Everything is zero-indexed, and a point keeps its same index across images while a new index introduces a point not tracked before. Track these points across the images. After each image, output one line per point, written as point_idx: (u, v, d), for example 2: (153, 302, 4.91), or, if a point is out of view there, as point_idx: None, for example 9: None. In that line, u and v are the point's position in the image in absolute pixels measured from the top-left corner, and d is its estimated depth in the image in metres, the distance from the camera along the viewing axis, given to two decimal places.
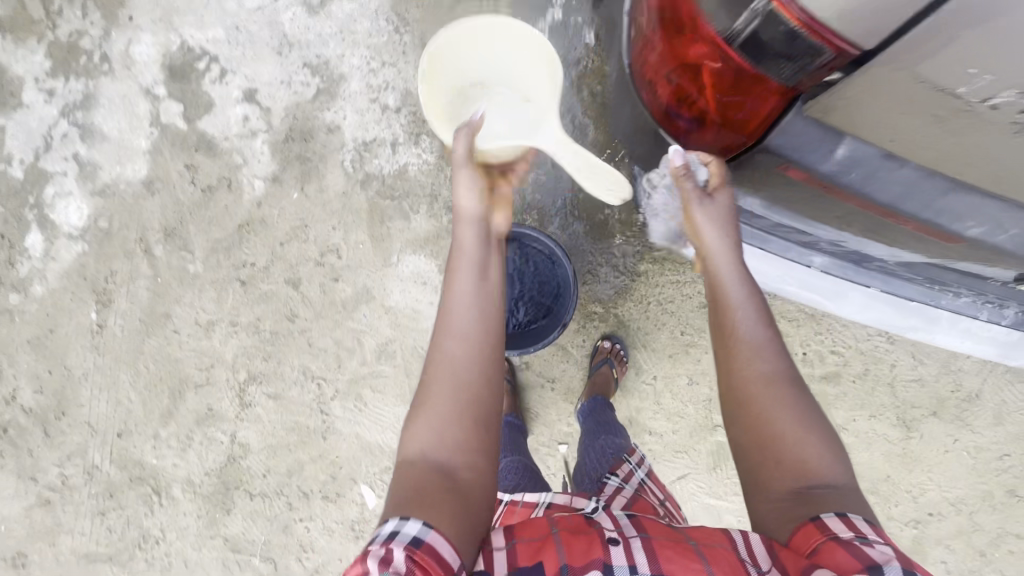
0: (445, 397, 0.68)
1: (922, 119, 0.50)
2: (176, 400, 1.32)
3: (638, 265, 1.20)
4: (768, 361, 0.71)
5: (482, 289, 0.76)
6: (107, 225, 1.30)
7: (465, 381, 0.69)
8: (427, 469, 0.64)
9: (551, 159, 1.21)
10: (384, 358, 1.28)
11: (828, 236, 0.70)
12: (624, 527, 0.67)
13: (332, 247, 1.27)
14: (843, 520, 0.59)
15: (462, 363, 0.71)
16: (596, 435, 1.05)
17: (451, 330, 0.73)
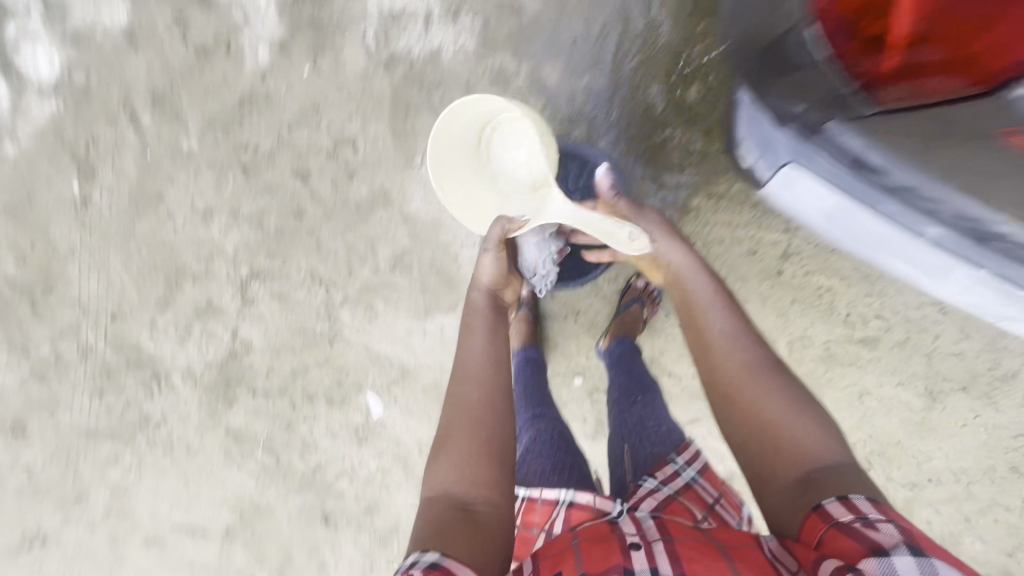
0: (461, 432, 0.68)
1: None
2: (172, 289, 1.23)
3: (690, 200, 1.07)
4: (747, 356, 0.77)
5: (493, 342, 0.80)
6: (84, 81, 1.12)
7: (479, 419, 0.69)
8: (447, 504, 0.63)
9: (611, 61, 1.03)
10: (398, 269, 1.18)
11: (960, 211, 0.64)
12: (646, 530, 0.67)
13: (347, 138, 1.11)
14: (844, 503, 0.61)
15: (478, 403, 0.71)
16: (630, 399, 0.98)
17: (466, 373, 0.74)
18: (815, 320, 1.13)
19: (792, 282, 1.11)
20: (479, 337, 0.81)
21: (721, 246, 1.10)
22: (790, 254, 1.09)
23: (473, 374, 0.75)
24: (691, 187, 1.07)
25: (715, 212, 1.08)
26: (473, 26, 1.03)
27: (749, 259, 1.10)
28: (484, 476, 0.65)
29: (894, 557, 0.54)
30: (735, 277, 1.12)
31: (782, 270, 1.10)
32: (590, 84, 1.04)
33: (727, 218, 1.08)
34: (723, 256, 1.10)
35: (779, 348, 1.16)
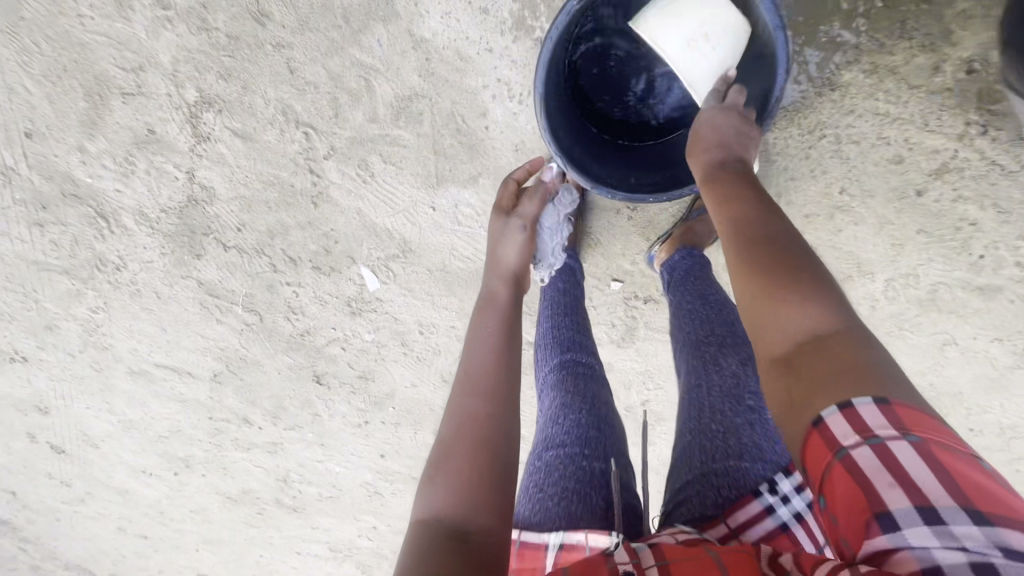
0: (463, 448, 0.55)
1: None
2: (98, 107, 0.91)
3: (838, 72, 0.73)
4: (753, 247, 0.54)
5: (504, 339, 0.67)
6: None
7: (486, 435, 0.56)
8: (440, 533, 0.49)
9: None
10: (404, 117, 0.87)
11: None
12: (642, 557, 0.46)
13: None
14: (847, 419, 0.41)
15: (486, 416, 0.58)
16: (710, 364, 0.65)
17: (469, 380, 0.62)
18: (934, 258, 0.88)
19: (929, 209, 0.82)
20: (491, 328, 0.68)
21: (857, 146, 0.78)
22: (947, 171, 0.78)
23: (483, 384, 0.61)
24: (846, 51, 0.72)
25: (868, 95, 0.74)
26: None
27: (885, 170, 0.80)
28: (486, 498, 0.52)
29: (906, 524, 0.37)
30: (857, 191, 0.82)
31: (924, 190, 0.81)
32: None
33: (882, 107, 0.75)
34: (853, 161, 0.80)
35: (873, 282, 0.92)
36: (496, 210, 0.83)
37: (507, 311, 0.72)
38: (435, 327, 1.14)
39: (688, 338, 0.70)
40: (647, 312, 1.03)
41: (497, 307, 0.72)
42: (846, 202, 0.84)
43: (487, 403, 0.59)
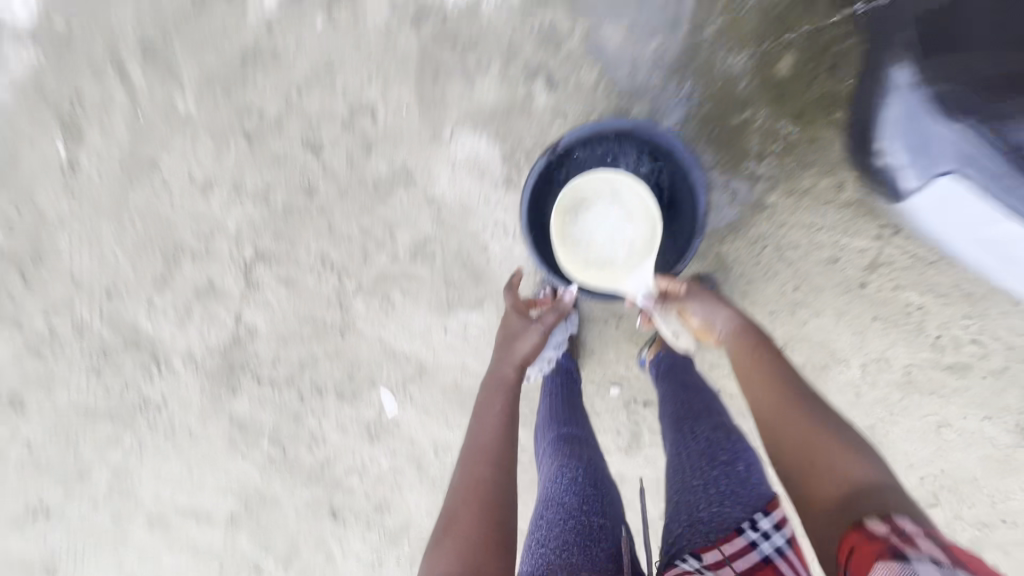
0: (472, 514, 0.60)
1: None
2: (170, 267, 1.11)
3: (765, 195, 0.91)
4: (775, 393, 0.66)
5: (512, 419, 0.72)
6: (65, 27, 0.96)
7: (494, 499, 0.61)
8: None
9: (685, 21, 0.84)
10: (420, 257, 1.05)
11: None
12: None
13: (366, 104, 0.95)
14: (887, 524, 0.49)
15: (494, 483, 0.63)
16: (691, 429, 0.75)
17: (476, 451, 0.67)
18: (896, 342, 0.97)
19: (874, 297, 0.95)
20: (499, 408, 0.73)
21: (797, 252, 0.94)
22: (878, 264, 0.92)
23: (490, 455, 0.66)
24: (770, 181, 0.90)
25: (795, 211, 0.91)
26: None
27: (827, 269, 0.94)
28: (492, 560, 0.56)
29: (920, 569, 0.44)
30: (808, 288, 0.96)
31: (866, 283, 0.94)
32: (657, 53, 0.86)
33: (808, 219, 0.92)
34: (797, 263, 0.95)
35: (850, 369, 1.01)
36: (517, 311, 0.84)
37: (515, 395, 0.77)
38: (450, 446, 1.19)
39: (672, 419, 0.80)
40: (648, 415, 1.09)
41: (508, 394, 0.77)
42: (800, 297, 0.97)
43: (491, 471, 0.64)
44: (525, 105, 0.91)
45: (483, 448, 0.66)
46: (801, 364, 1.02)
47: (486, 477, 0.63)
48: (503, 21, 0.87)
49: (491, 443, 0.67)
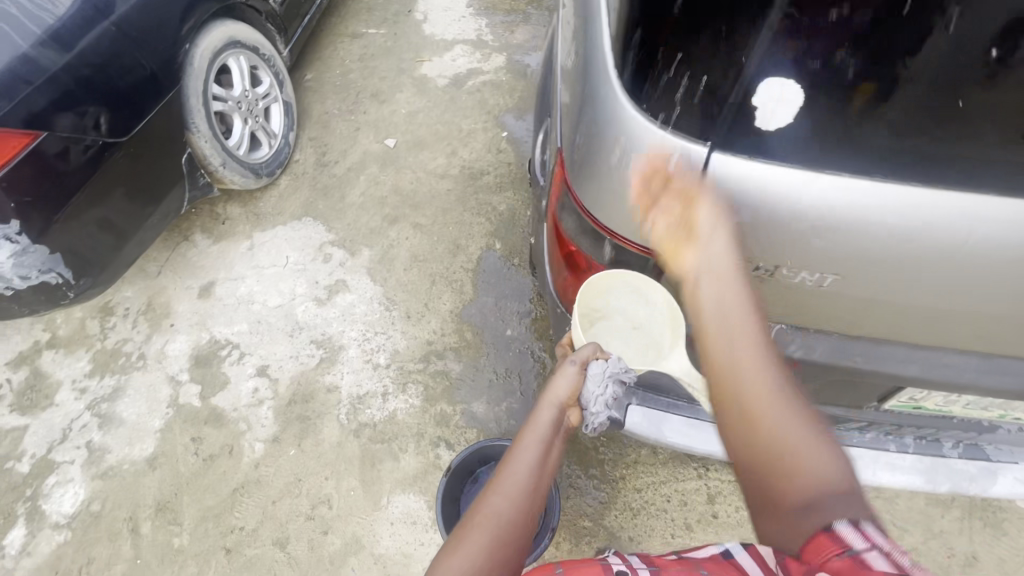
0: (480, 541, 0.54)
1: (800, 308, 0.62)
2: None
3: (616, 471, 1.30)
4: (797, 421, 0.47)
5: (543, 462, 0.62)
6: (98, 508, 1.33)
7: (507, 531, 0.55)
8: None
9: (520, 388, 1.44)
10: None
11: None
12: None
13: (323, 497, 1.32)
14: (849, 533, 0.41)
15: (510, 527, 0.56)
16: None
17: (501, 485, 0.59)
18: None
19: (729, 522, 1.24)
20: (527, 441, 0.63)
21: (656, 505, 1.26)
22: (716, 497, 1.26)
23: (517, 494, 0.58)
24: (614, 460, 1.31)
25: (639, 475, 1.29)
26: (416, 389, 1.45)
27: (683, 509, 1.25)
28: None
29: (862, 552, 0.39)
30: (682, 531, 1.23)
31: (715, 513, 1.25)
32: (509, 408, 1.41)
33: (651, 479, 1.29)
34: (662, 514, 1.25)
35: None
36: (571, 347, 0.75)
37: (552, 432, 0.65)
38: None
39: None
40: None
41: (540, 425, 0.64)
42: (682, 542, 1.22)
43: (510, 506, 0.57)
44: (436, 463, 1.34)
45: (507, 491, 0.58)
46: None
47: (505, 530, 0.56)
48: (412, 416, 1.41)
49: (521, 486, 0.59)
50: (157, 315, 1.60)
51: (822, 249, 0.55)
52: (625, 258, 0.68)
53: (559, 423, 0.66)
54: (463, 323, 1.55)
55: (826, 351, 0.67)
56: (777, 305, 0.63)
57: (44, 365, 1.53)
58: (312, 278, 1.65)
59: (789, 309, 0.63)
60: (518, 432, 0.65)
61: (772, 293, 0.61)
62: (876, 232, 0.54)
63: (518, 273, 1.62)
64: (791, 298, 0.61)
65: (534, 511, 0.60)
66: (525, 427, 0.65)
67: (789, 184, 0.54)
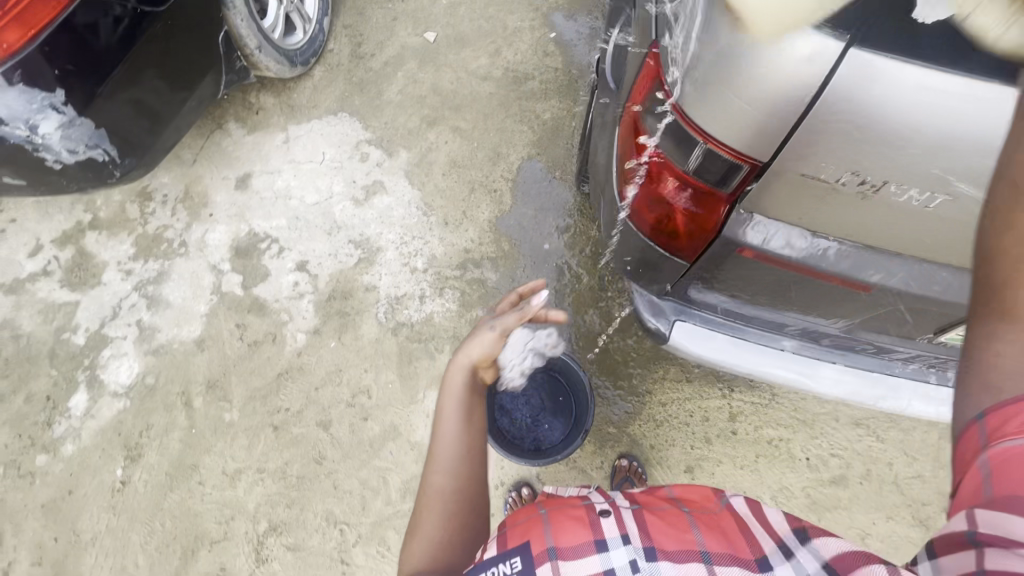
0: (434, 521, 0.68)
1: (851, 219, 0.62)
2: (188, 560, 1.27)
3: (643, 386, 1.35)
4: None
5: (468, 423, 0.73)
6: (152, 381, 1.42)
7: (450, 493, 0.69)
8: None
9: (554, 300, 1.45)
10: (409, 495, 1.29)
11: (770, 318, 0.91)
12: (615, 499, 0.62)
13: (363, 388, 1.39)
14: None
15: (453, 491, 0.70)
16: None
17: (439, 464, 0.71)
18: (783, 470, 1.28)
19: (747, 439, 1.30)
20: (452, 413, 0.73)
21: (679, 418, 1.32)
22: (738, 415, 1.32)
23: (451, 465, 0.71)
24: (642, 375, 1.35)
25: (666, 391, 1.34)
26: (453, 294, 1.47)
27: (705, 423, 1.32)
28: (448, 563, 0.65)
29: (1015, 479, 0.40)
30: (701, 443, 1.30)
31: (734, 429, 1.31)
32: None
33: (677, 395, 1.34)
34: (684, 426, 1.32)
35: (766, 503, 1.26)
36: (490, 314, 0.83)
37: (472, 393, 0.76)
38: None
39: None
40: None
41: (457, 398, 0.74)
42: (700, 452, 1.30)
43: (453, 478, 0.70)
44: None
45: (445, 465, 0.71)
46: None
47: (451, 495, 0.69)
48: (448, 319, 1.44)
49: (456, 451, 0.71)
50: (195, 203, 1.60)
51: (895, 148, 0.53)
52: (714, 166, 0.65)
53: (475, 382, 0.77)
54: (500, 233, 1.54)
55: (883, 274, 0.67)
56: (831, 216, 0.62)
57: (89, 245, 1.55)
58: (349, 177, 1.62)
59: (839, 221, 0.63)
60: (440, 403, 0.74)
61: (827, 204, 0.61)
62: (957, 128, 0.50)
63: (560, 186, 1.57)
64: (844, 210, 0.61)
65: (473, 464, 0.72)
66: (445, 397, 0.75)
67: (859, 73, 0.50)
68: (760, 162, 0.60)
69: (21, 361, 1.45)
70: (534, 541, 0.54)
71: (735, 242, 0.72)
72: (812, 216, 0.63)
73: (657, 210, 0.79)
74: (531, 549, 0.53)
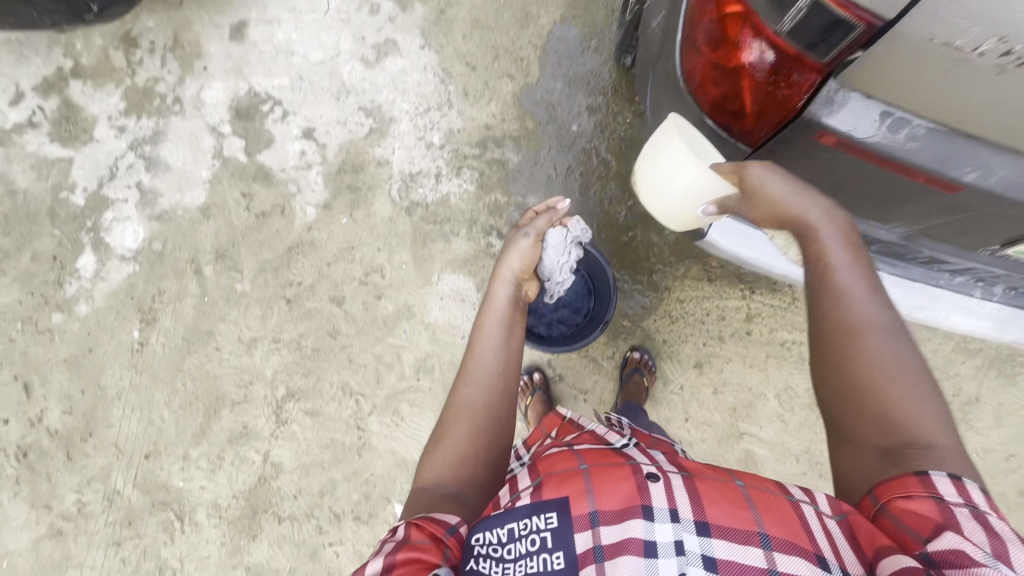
0: (464, 428, 0.71)
1: (972, 96, 0.52)
2: (210, 419, 1.33)
3: (663, 282, 1.31)
4: (923, 403, 0.59)
5: (507, 343, 0.79)
6: (160, 248, 1.38)
7: (481, 405, 0.73)
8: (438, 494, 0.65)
9: (579, 187, 1.36)
10: (422, 373, 1.32)
11: None
12: (660, 462, 0.61)
13: (376, 266, 1.36)
14: (953, 485, 0.53)
15: (484, 404, 0.73)
16: None
17: (472, 378, 0.76)
18: (791, 371, 1.30)
19: (760, 340, 1.30)
20: (491, 326, 0.81)
21: (694, 316, 1.31)
22: (755, 316, 1.30)
23: (484, 378, 0.76)
24: (663, 272, 1.32)
25: (686, 289, 1.31)
26: (471, 175, 1.38)
27: (720, 322, 1.31)
28: (477, 476, 0.68)
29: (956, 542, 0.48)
30: (713, 341, 1.31)
31: (749, 330, 1.30)
32: None
33: (696, 294, 1.31)
34: (699, 324, 1.31)
35: (769, 401, 1.30)
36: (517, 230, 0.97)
37: (509, 312, 0.84)
38: None
39: None
40: None
41: (498, 316, 0.82)
42: (711, 350, 1.31)
43: (486, 393, 0.74)
44: (486, 251, 1.35)
45: (479, 380, 0.75)
46: (734, 405, 1.30)
47: (482, 408, 0.73)
48: (465, 201, 1.37)
49: (492, 368, 0.77)
50: (187, 54, 1.43)
51: None
52: (815, 26, 0.55)
53: (512, 301, 0.86)
54: (525, 109, 1.40)
55: (982, 172, 0.59)
56: (946, 92, 0.53)
57: (74, 96, 1.42)
58: (357, 32, 1.43)
59: (955, 102, 0.53)
60: (482, 320, 0.82)
61: (947, 78, 0.52)
62: None
63: (595, 58, 1.40)
64: (967, 85, 0.51)
65: (505, 383, 0.76)
66: (486, 313, 0.83)
67: None
68: (881, 18, 0.50)
69: (21, 219, 1.40)
70: (574, 500, 0.54)
71: (818, 123, 0.63)
72: (924, 93, 0.54)
73: (727, 85, 0.70)
74: (570, 509, 0.54)
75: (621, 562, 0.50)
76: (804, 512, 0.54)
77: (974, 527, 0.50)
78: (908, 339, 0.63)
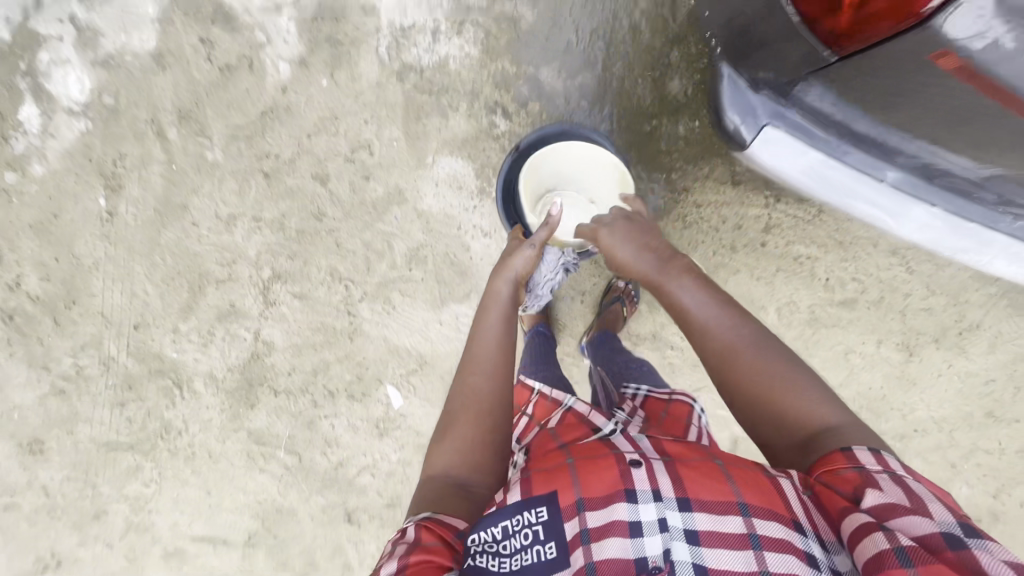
0: (468, 422, 0.71)
1: None
2: (196, 295, 1.29)
3: (682, 183, 1.19)
4: (808, 397, 0.65)
5: (506, 328, 0.82)
6: (112, 102, 1.19)
7: (483, 399, 0.73)
8: (448, 486, 0.65)
9: (601, 60, 1.15)
10: (415, 263, 1.26)
11: (886, 135, 0.73)
12: (644, 449, 0.61)
13: (363, 142, 1.20)
14: (870, 454, 0.56)
15: (489, 396, 0.73)
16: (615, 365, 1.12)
17: (477, 367, 0.77)
18: (798, 286, 1.25)
19: (773, 254, 1.23)
20: (492, 318, 0.83)
21: (709, 223, 1.21)
22: (773, 228, 1.21)
23: (485, 365, 0.77)
24: (684, 171, 1.18)
25: (705, 192, 1.19)
26: (474, 34, 1.15)
27: (736, 231, 1.21)
28: (483, 462, 0.68)
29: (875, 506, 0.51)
30: (725, 251, 1.23)
31: (764, 242, 1.22)
32: (583, 83, 1.16)
33: (716, 198, 1.19)
34: (713, 232, 1.22)
35: (768, 314, 1.27)
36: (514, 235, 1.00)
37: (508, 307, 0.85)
38: None
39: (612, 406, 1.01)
40: None
41: (498, 306, 0.84)
42: (720, 260, 1.23)
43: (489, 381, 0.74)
44: (488, 132, 1.19)
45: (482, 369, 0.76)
46: None
47: (484, 398, 0.73)
48: (466, 69, 1.16)
49: (494, 355, 0.78)
50: None
51: None
52: None
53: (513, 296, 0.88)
54: None
55: None
56: None
57: None
58: None
59: None
60: (484, 310, 0.85)
61: None
62: None
63: None
64: None
65: (506, 366, 0.77)
66: (489, 302, 0.86)
67: None
68: None
69: None
70: (561, 492, 0.56)
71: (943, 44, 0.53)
72: None
73: None
74: (558, 499, 0.55)
75: (606, 544, 0.52)
76: (781, 486, 0.54)
77: (893, 488, 0.52)
78: (775, 345, 0.69)
